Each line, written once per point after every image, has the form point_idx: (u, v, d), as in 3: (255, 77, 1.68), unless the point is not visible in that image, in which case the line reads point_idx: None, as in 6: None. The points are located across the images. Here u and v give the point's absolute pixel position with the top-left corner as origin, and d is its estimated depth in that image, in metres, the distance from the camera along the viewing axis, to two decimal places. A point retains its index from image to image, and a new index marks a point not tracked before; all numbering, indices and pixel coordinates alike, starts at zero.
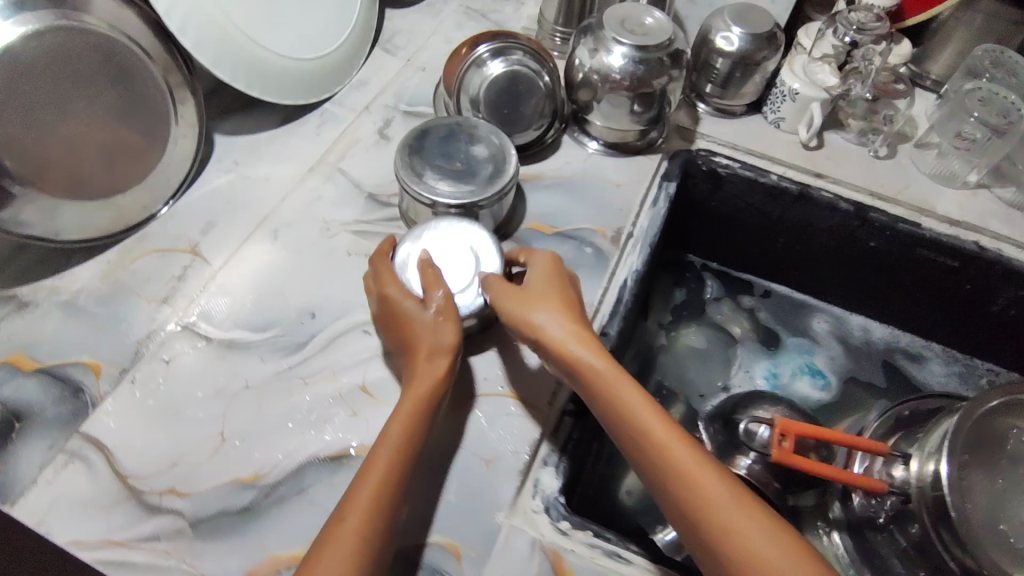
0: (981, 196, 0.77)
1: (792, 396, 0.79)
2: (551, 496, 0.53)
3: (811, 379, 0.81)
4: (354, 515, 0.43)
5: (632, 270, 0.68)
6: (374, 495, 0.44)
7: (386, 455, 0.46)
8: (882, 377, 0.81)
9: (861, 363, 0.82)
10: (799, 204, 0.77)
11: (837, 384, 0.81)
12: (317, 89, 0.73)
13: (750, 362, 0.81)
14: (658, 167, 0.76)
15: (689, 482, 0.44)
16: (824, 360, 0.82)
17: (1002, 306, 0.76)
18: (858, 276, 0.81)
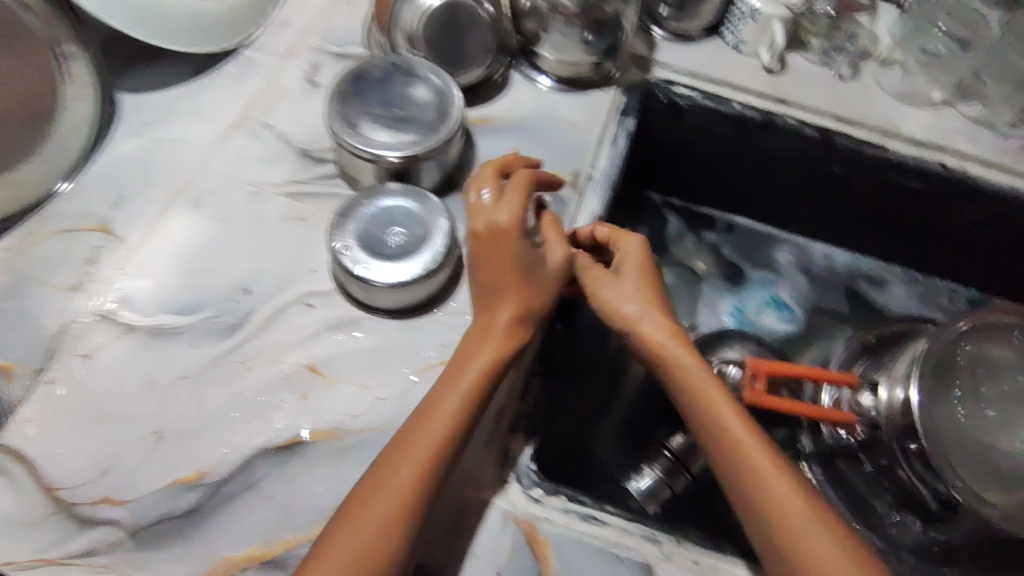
0: (946, 114, 0.73)
1: (759, 332, 0.78)
2: (522, 464, 0.51)
3: (776, 313, 0.80)
4: (408, 469, 0.44)
5: (593, 217, 0.64)
6: (428, 459, 0.44)
7: (443, 421, 0.46)
8: (846, 305, 0.80)
9: (826, 292, 0.81)
10: (762, 133, 0.73)
11: (803, 317, 0.80)
12: (214, 37, 0.63)
13: (716, 300, 0.80)
14: (615, 101, 0.71)
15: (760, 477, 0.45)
16: (789, 292, 0.81)
17: (965, 226, 0.74)
18: (824, 203, 0.78)
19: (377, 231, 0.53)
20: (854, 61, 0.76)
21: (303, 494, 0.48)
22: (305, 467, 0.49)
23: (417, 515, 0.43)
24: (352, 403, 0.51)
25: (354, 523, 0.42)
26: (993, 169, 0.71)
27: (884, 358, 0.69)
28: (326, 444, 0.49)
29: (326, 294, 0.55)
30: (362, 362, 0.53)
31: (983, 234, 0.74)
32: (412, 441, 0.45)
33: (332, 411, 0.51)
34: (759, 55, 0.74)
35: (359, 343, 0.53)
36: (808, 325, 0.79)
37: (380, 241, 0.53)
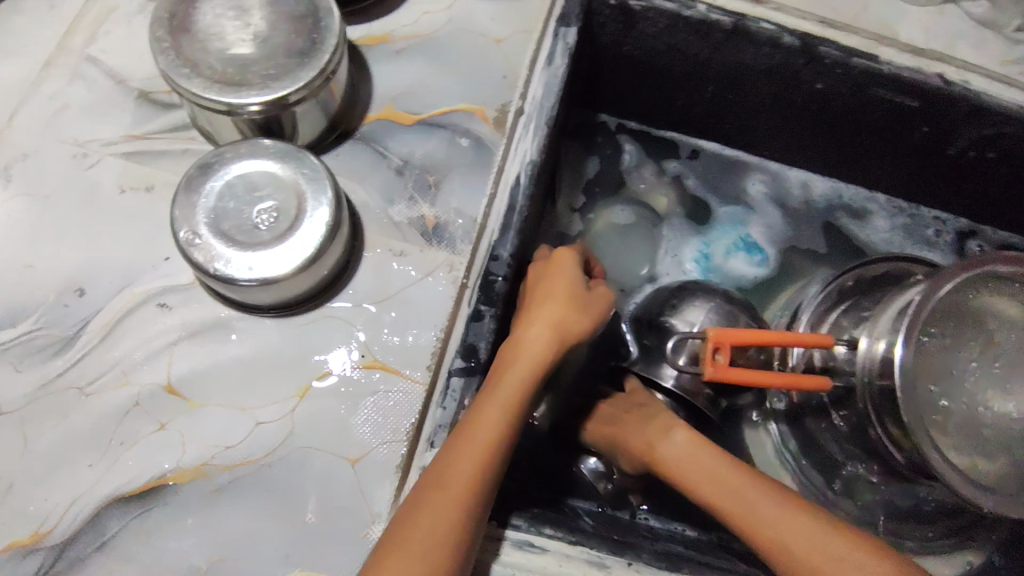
0: (948, 14, 0.62)
1: (723, 278, 0.69)
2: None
3: (746, 255, 0.70)
4: (454, 487, 0.36)
5: (525, 163, 0.50)
6: (468, 486, 0.37)
7: (481, 441, 0.38)
8: (823, 243, 0.71)
9: (801, 228, 0.72)
10: (732, 42, 0.60)
11: (775, 257, 0.71)
12: None
13: (678, 243, 0.70)
14: (553, 6, 0.55)
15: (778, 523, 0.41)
16: (760, 230, 0.71)
17: (960, 148, 0.64)
18: (803, 124, 0.67)
19: (240, 215, 0.41)
20: None
21: (170, 550, 0.39)
22: (171, 517, 0.39)
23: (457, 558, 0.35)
24: (226, 430, 0.41)
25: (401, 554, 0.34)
26: (1001, 83, 0.60)
27: (864, 308, 0.61)
28: (197, 486, 0.40)
29: (184, 290, 0.43)
30: (237, 376, 0.42)
31: (979, 156, 0.64)
32: (446, 463, 0.37)
33: (202, 442, 0.41)
34: None
35: (231, 351, 0.43)
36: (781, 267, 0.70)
37: (246, 228, 0.41)
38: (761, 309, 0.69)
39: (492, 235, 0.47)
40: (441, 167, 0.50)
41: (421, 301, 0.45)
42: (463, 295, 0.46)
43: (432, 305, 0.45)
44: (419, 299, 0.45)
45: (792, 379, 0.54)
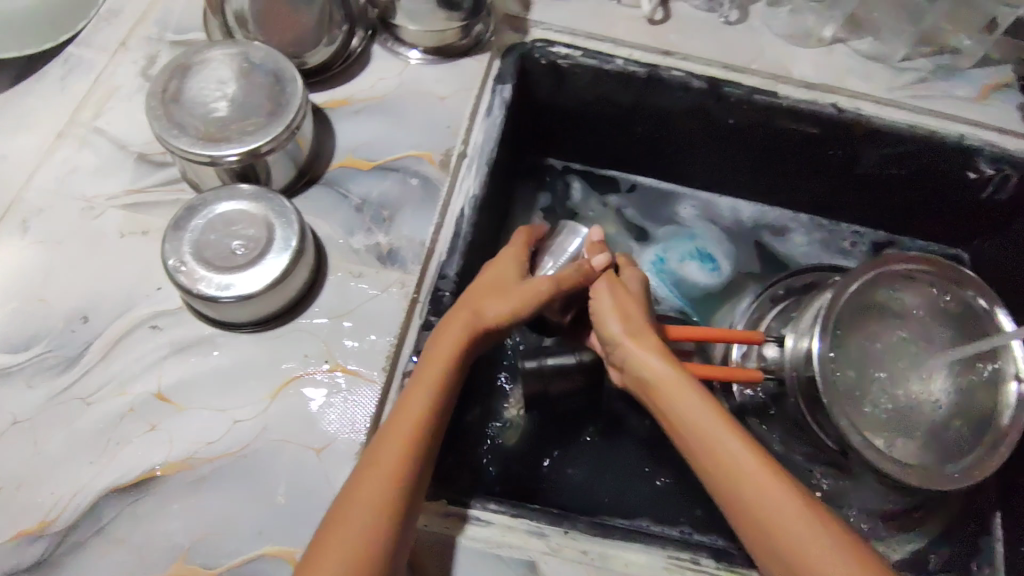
0: (837, 52, 0.71)
1: (678, 284, 0.77)
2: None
3: (699, 264, 0.78)
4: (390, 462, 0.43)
5: (469, 197, 0.59)
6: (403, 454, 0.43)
7: (407, 424, 0.44)
8: (760, 264, 0.79)
9: (735, 248, 0.79)
10: (650, 89, 0.69)
11: (726, 268, 0.78)
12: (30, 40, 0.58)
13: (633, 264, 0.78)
14: (488, 68, 0.66)
15: (762, 495, 0.43)
16: (712, 242, 0.79)
17: (868, 166, 0.71)
18: (725, 155, 0.75)
19: (219, 245, 0.49)
20: (739, 4, 0.72)
21: (157, 532, 0.45)
22: (159, 504, 0.45)
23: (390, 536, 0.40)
24: (207, 428, 0.48)
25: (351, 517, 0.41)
26: (888, 106, 0.69)
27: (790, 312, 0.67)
28: (181, 477, 0.46)
29: (173, 314, 0.51)
30: (217, 383, 0.49)
31: (885, 175, 0.72)
32: (380, 448, 0.43)
33: (187, 439, 0.47)
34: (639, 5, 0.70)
35: (212, 362, 0.50)
36: (731, 275, 0.78)
37: (227, 255, 0.49)
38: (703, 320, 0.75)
39: (441, 257, 0.56)
40: (393, 203, 0.58)
41: (377, 314, 0.53)
42: (414, 309, 0.53)
43: (387, 316, 0.53)
44: (376, 312, 0.53)
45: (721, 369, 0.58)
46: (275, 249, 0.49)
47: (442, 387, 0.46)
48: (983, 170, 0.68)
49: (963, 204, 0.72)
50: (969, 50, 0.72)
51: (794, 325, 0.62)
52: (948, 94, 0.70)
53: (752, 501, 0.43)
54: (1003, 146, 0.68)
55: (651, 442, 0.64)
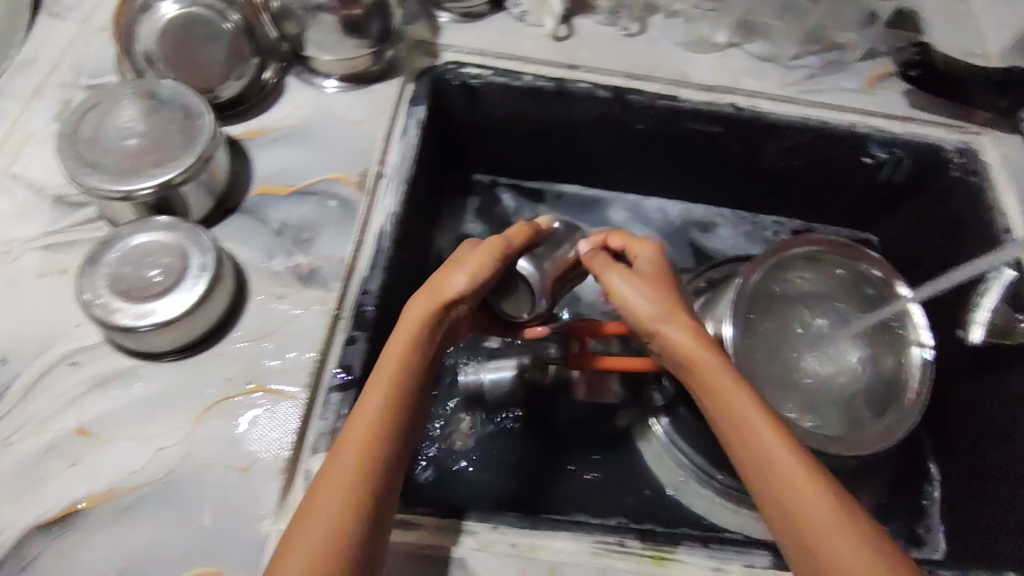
0: (733, 55, 0.75)
1: None
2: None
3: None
4: (348, 453, 0.43)
5: (387, 215, 0.61)
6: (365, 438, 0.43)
7: (371, 408, 0.44)
8: (690, 258, 0.82)
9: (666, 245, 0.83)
10: (560, 101, 0.73)
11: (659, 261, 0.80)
12: None
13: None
14: (402, 91, 0.69)
15: (782, 478, 0.42)
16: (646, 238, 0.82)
17: (770, 159, 0.76)
18: (640, 159, 0.79)
19: (135, 277, 0.50)
20: (638, 16, 0.76)
21: (82, 566, 0.45)
22: (83, 537, 0.46)
23: (356, 528, 0.40)
24: (132, 457, 0.48)
25: (314, 517, 0.40)
26: (782, 102, 0.73)
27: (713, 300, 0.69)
28: (106, 508, 0.46)
29: (93, 349, 0.52)
30: (141, 413, 0.50)
31: (787, 165, 0.77)
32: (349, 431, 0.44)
33: (111, 471, 0.48)
34: (544, 24, 0.73)
35: (134, 393, 0.51)
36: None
37: (143, 284, 0.50)
38: None
39: (363, 272, 0.58)
40: (313, 225, 0.60)
41: (299, 332, 0.54)
42: (336, 325, 0.55)
43: (308, 334, 0.54)
44: (299, 330, 0.54)
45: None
46: (190, 276, 0.50)
47: (404, 376, 0.46)
48: (875, 154, 0.74)
49: (861, 185, 0.78)
50: (854, 46, 0.77)
51: (712, 312, 0.63)
52: (839, 86, 0.74)
53: (779, 484, 0.42)
54: (891, 131, 0.73)
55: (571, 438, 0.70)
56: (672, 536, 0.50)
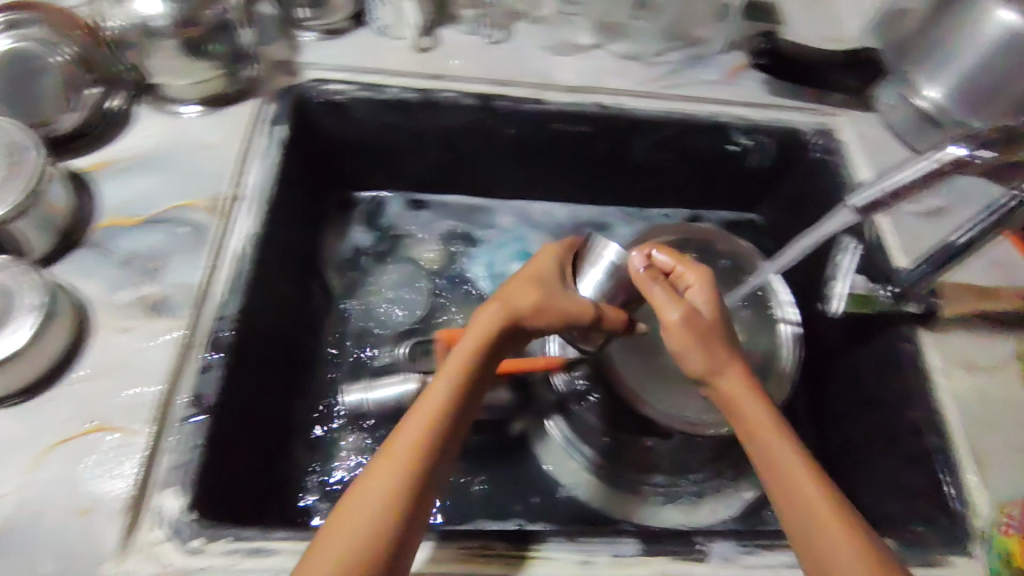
0: (597, 55, 0.76)
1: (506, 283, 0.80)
2: (177, 519, 0.47)
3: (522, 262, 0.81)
4: (376, 495, 0.43)
5: (247, 237, 0.60)
6: (401, 480, 0.43)
7: (438, 415, 0.46)
8: None
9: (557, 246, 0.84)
10: (429, 111, 0.72)
11: None
12: None
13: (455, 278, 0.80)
14: (259, 111, 0.68)
15: (808, 510, 0.44)
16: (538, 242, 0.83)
17: (643, 154, 0.78)
18: (521, 163, 0.79)
19: None
20: (501, 23, 0.76)
21: None
22: None
23: (401, 540, 0.42)
24: None
25: (333, 537, 0.42)
26: (644, 98, 0.75)
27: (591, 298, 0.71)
28: None
29: None
30: None
31: (661, 157, 0.78)
32: (418, 421, 0.46)
33: None
34: (405, 36, 0.73)
35: None
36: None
37: None
38: None
39: (216, 297, 0.56)
40: (163, 253, 0.58)
41: (146, 365, 0.53)
42: (189, 353, 0.54)
43: (155, 365, 0.53)
44: (145, 362, 0.53)
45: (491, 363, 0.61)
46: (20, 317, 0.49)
47: (439, 423, 0.46)
48: (739, 142, 0.76)
49: (732, 172, 0.80)
50: (714, 39, 0.79)
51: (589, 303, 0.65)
52: (700, 79, 0.77)
53: (812, 531, 0.44)
54: (751, 118, 0.75)
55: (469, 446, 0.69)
56: (539, 534, 0.50)
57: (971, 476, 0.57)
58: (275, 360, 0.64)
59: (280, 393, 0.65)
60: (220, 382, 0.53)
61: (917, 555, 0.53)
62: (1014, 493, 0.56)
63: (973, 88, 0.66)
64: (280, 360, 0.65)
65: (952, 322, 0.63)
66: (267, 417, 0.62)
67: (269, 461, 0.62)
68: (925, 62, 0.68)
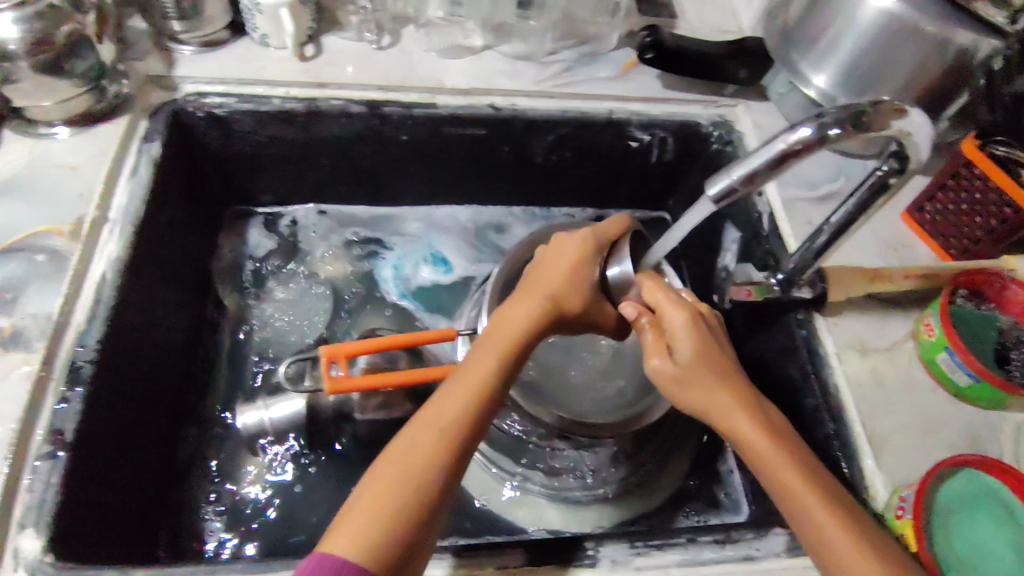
0: (487, 57, 0.75)
1: (412, 289, 0.80)
2: (35, 560, 0.45)
3: (432, 266, 0.82)
4: (412, 472, 0.45)
5: (110, 260, 0.58)
6: (428, 471, 0.45)
7: (483, 390, 0.48)
8: (489, 257, 0.84)
9: (461, 249, 0.84)
10: (314, 122, 0.70)
11: (459, 268, 0.82)
12: None
13: (364, 288, 0.80)
14: (132, 129, 0.65)
15: (821, 531, 0.44)
16: (449, 247, 0.83)
17: (543, 156, 0.77)
18: (421, 170, 0.78)
19: None
20: (388, 28, 0.75)
21: None
22: None
23: (429, 512, 0.44)
24: None
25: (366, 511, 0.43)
26: (539, 97, 0.73)
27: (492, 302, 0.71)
28: None
29: None
30: None
31: (559, 158, 0.78)
32: (438, 413, 0.47)
33: None
34: (286, 45, 0.71)
35: None
36: (463, 274, 0.82)
37: None
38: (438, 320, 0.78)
39: (78, 324, 0.55)
40: (16, 285, 0.55)
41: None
42: (44, 387, 0.51)
43: (7, 403, 0.50)
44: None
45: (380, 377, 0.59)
46: None
47: (468, 413, 0.47)
48: (639, 137, 0.76)
49: (636, 167, 0.80)
50: (608, 35, 0.78)
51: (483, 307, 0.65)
52: (593, 76, 0.76)
53: (829, 552, 0.43)
54: (648, 113, 0.74)
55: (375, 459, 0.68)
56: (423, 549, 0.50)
57: (868, 461, 0.56)
58: (152, 385, 0.63)
59: (164, 420, 0.65)
60: (82, 414, 0.52)
61: None
62: (909, 475, 0.56)
63: (853, 73, 0.65)
64: (162, 386, 0.65)
65: (844, 306, 0.63)
66: (150, 447, 0.62)
67: (155, 489, 0.62)
68: (808, 49, 0.68)
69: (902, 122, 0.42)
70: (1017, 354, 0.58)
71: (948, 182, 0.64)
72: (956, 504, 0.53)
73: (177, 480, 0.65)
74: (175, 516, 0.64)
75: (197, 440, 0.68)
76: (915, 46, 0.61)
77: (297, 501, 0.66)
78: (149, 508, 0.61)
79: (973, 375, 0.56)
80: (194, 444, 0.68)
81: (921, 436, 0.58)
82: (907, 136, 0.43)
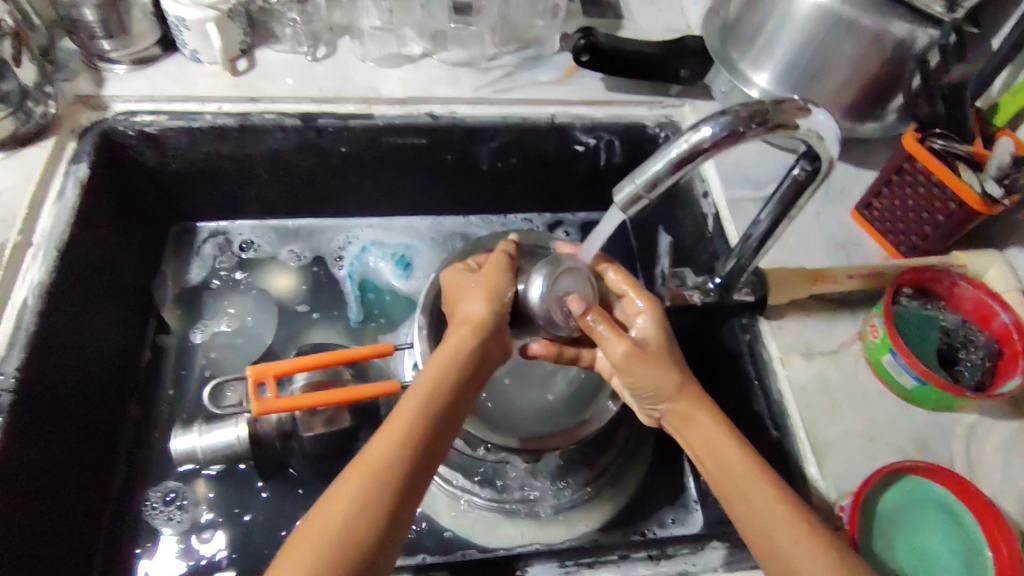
0: (424, 65, 0.74)
1: (367, 284, 0.80)
2: None
3: (392, 267, 0.80)
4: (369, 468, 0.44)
5: (32, 284, 0.57)
6: (381, 466, 0.44)
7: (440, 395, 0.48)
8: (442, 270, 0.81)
9: (425, 257, 0.82)
10: (248, 137, 0.69)
11: (416, 278, 0.80)
12: None
13: (312, 301, 0.79)
14: (61, 150, 0.64)
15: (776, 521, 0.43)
16: (421, 256, 0.82)
17: (489, 163, 0.76)
18: (363, 182, 0.77)
19: None
20: (324, 40, 0.74)
21: None
22: None
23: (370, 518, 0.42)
24: None
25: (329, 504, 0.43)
26: (478, 104, 0.72)
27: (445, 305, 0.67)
28: None
29: None
30: None
31: (505, 164, 0.76)
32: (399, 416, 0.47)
33: None
34: (217, 60, 0.70)
35: None
36: (416, 288, 0.80)
37: None
38: (375, 326, 0.78)
39: None
40: None
41: None
42: None
43: None
44: None
45: (308, 397, 0.58)
46: None
47: (421, 420, 0.46)
48: (584, 141, 0.74)
49: (586, 172, 0.78)
50: (549, 37, 0.77)
51: (422, 318, 0.64)
52: (535, 80, 0.74)
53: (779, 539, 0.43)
54: (591, 117, 0.72)
55: (321, 477, 0.67)
56: None
57: (811, 468, 0.54)
58: (85, 409, 0.63)
59: (99, 443, 0.65)
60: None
61: (747, 559, 0.51)
62: (852, 483, 0.54)
63: (792, 71, 0.63)
64: (96, 410, 0.65)
65: (789, 309, 0.62)
66: (82, 473, 0.62)
67: (92, 512, 0.62)
68: (748, 48, 0.66)
69: (808, 121, 0.43)
70: (967, 354, 0.56)
71: (893, 178, 0.62)
72: (903, 515, 0.51)
73: (115, 503, 0.65)
74: (113, 536, 0.64)
75: (138, 462, 0.68)
76: (853, 41, 0.59)
77: (239, 524, 0.65)
78: (83, 531, 0.61)
79: (919, 378, 0.54)
80: (132, 466, 0.68)
81: (866, 442, 0.56)
82: (817, 137, 0.44)
